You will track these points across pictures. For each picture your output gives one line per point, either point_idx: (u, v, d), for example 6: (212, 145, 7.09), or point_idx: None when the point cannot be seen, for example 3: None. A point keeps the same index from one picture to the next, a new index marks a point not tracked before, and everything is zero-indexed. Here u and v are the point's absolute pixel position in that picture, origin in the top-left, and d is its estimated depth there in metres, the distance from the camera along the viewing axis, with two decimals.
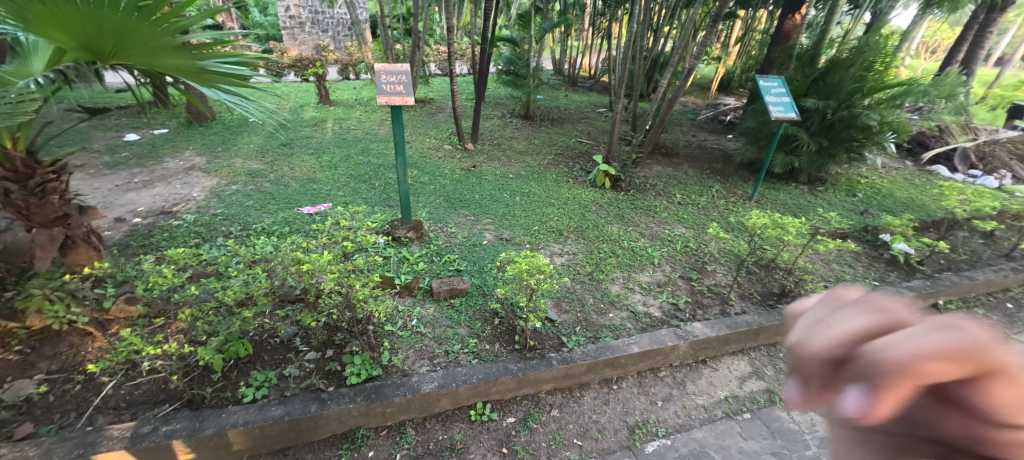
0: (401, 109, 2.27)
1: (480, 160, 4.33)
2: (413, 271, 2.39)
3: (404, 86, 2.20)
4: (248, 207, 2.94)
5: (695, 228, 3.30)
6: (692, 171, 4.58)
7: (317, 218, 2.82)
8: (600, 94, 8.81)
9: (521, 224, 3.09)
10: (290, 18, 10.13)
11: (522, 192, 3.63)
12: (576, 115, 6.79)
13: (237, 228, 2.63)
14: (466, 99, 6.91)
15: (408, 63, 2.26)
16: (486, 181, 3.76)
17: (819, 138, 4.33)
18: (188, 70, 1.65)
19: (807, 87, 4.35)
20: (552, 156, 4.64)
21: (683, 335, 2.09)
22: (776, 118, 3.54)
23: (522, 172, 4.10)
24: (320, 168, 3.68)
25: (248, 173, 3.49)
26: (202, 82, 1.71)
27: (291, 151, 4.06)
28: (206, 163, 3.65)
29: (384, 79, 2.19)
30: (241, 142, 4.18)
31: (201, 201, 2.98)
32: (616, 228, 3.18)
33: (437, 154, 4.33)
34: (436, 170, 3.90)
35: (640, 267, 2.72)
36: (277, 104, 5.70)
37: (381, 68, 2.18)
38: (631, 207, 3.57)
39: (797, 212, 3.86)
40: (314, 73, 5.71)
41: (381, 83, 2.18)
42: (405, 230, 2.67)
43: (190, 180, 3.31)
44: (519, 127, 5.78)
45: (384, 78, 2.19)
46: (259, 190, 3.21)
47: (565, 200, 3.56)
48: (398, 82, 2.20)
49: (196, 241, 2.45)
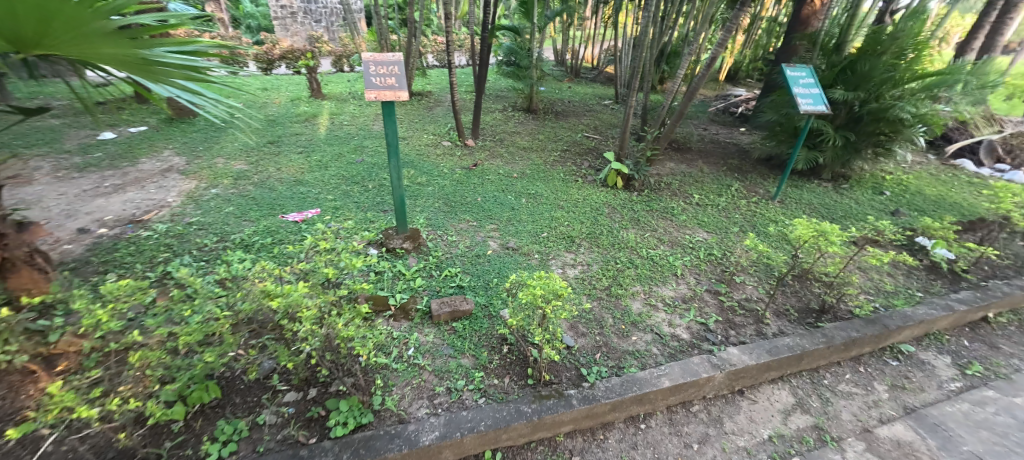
0: (394, 104, 1.98)
1: (482, 157, 4.04)
2: (409, 289, 2.12)
3: (398, 76, 1.91)
4: (227, 213, 2.67)
5: (717, 233, 3.03)
6: (708, 168, 4.30)
7: (303, 227, 2.55)
8: (604, 86, 8.48)
9: (528, 230, 2.81)
10: (281, 8, 9.74)
11: (528, 194, 3.34)
12: (581, 107, 6.47)
13: (214, 239, 2.36)
14: (465, 92, 6.59)
15: (401, 52, 1.97)
16: (488, 182, 3.47)
17: (846, 132, 4.04)
18: (131, 61, 1.37)
19: (833, 77, 4.04)
20: (558, 153, 4.35)
21: (719, 364, 1.83)
22: (806, 111, 3.25)
23: (527, 171, 3.81)
24: (308, 168, 3.40)
25: (229, 174, 3.20)
26: (147, 74, 1.45)
27: (278, 149, 3.77)
28: (185, 164, 3.36)
29: (374, 71, 1.89)
30: (224, 140, 3.88)
31: (176, 208, 2.70)
32: (633, 233, 2.91)
33: (435, 151, 4.04)
34: (435, 169, 3.61)
35: (662, 280, 2.45)
36: (265, 98, 5.39)
37: (372, 57, 1.90)
38: (647, 209, 3.29)
39: (825, 213, 3.58)
40: (304, 65, 5.39)
41: (370, 75, 1.89)
42: (401, 240, 2.39)
43: (165, 182, 3.01)
44: (522, 121, 5.47)
45: (374, 70, 1.89)
46: (241, 194, 2.93)
47: (575, 202, 3.28)
48: (391, 72, 1.90)
49: (166, 255, 2.18)
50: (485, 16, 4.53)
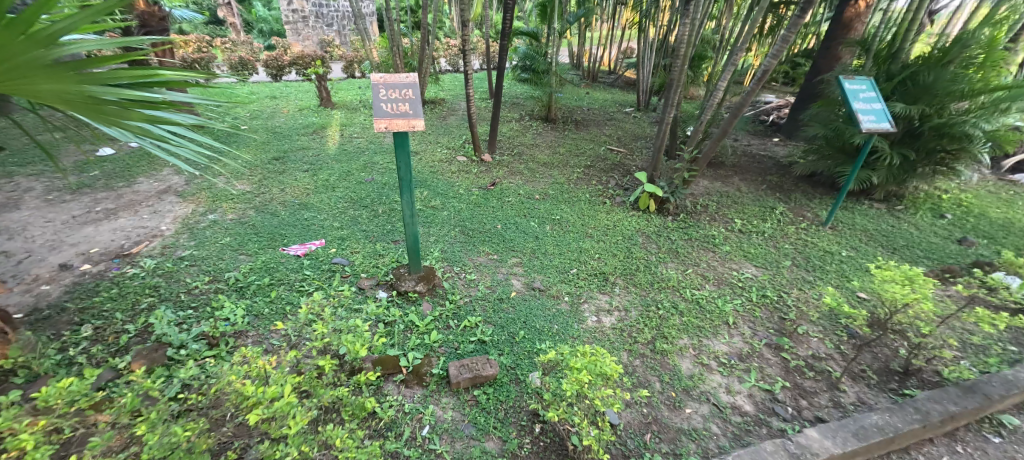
0: (407, 133, 1.69)
1: (499, 175, 3.75)
2: (423, 346, 1.82)
3: (413, 98, 1.63)
4: (223, 246, 2.41)
5: (767, 269, 2.69)
6: (746, 188, 3.95)
7: (306, 263, 2.29)
8: (624, 91, 8.13)
9: (555, 265, 2.51)
10: (292, 12, 9.55)
11: (553, 219, 3.03)
12: (602, 116, 6.15)
13: (205, 278, 2.10)
14: (480, 99, 6.31)
15: (415, 72, 1.69)
16: (509, 205, 3.16)
17: (903, 151, 3.66)
18: (75, 100, 1.06)
19: (889, 90, 3.66)
20: (582, 169, 4.03)
21: (798, 454, 1.49)
22: (867, 129, 2.90)
23: (550, 191, 3.50)
24: (314, 189, 3.15)
25: (229, 196, 2.96)
26: (96, 116, 1.13)
27: (283, 166, 3.52)
28: (183, 184, 3.13)
29: (385, 94, 1.61)
30: (228, 155, 3.66)
31: (169, 239, 2.46)
32: (672, 269, 2.58)
33: (450, 168, 3.76)
34: (450, 190, 3.32)
35: (713, 331, 2.12)
36: (274, 108, 5.17)
37: (382, 78, 1.62)
38: (685, 238, 2.96)
39: (885, 241, 3.19)
40: (314, 73, 5.16)
41: (381, 100, 1.60)
42: (414, 282, 2.11)
43: (160, 206, 2.78)
44: (540, 132, 5.15)
45: (384, 93, 1.61)
46: (241, 221, 2.68)
47: (604, 229, 2.97)
48: (405, 94, 1.63)
49: (150, 302, 1.93)
50: (504, 23, 4.22)
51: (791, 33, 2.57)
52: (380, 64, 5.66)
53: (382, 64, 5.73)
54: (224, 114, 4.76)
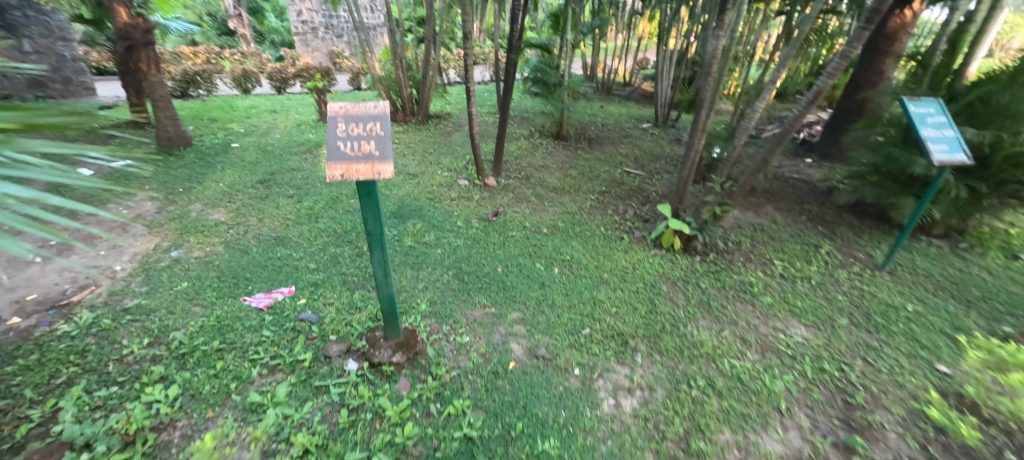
0: (378, 180, 1.35)
1: (504, 202, 3.38)
2: (393, 445, 1.43)
3: (383, 135, 1.26)
4: (177, 293, 2.08)
5: (820, 331, 2.23)
6: (783, 220, 3.50)
7: (269, 318, 1.94)
8: (641, 105, 7.72)
9: (564, 324, 2.10)
10: (302, 23, 9.42)
11: (563, 260, 2.63)
12: (617, 133, 5.75)
13: (144, 341, 1.76)
14: (488, 114, 5.99)
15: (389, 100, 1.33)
16: (513, 241, 2.78)
17: (971, 182, 3.11)
18: None
19: (953, 112, 3.17)
20: (596, 196, 3.63)
21: None
22: (940, 161, 2.43)
23: (560, 223, 3.10)
24: (296, 219, 2.82)
25: (199, 227, 2.64)
26: None
27: (266, 191, 3.21)
28: (154, 211, 2.83)
29: (346, 131, 1.25)
30: (210, 177, 3.37)
31: (119, 283, 2.14)
32: (704, 329, 2.15)
33: (449, 194, 3.41)
34: (447, 221, 2.95)
35: (762, 420, 1.67)
36: (270, 123, 4.93)
37: (345, 109, 1.27)
38: (717, 286, 2.53)
39: (956, 291, 2.70)
40: (313, 87, 4.91)
41: (340, 138, 1.23)
42: (390, 352, 1.74)
43: (121, 239, 2.48)
44: (551, 151, 4.77)
45: (345, 129, 1.25)
46: (205, 260, 2.35)
47: (622, 273, 2.56)
48: (372, 129, 1.26)
49: (70, 374, 1.59)
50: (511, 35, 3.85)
51: (853, 48, 2.08)
52: (383, 77, 5.38)
53: (385, 78, 5.45)
54: (217, 129, 4.51)
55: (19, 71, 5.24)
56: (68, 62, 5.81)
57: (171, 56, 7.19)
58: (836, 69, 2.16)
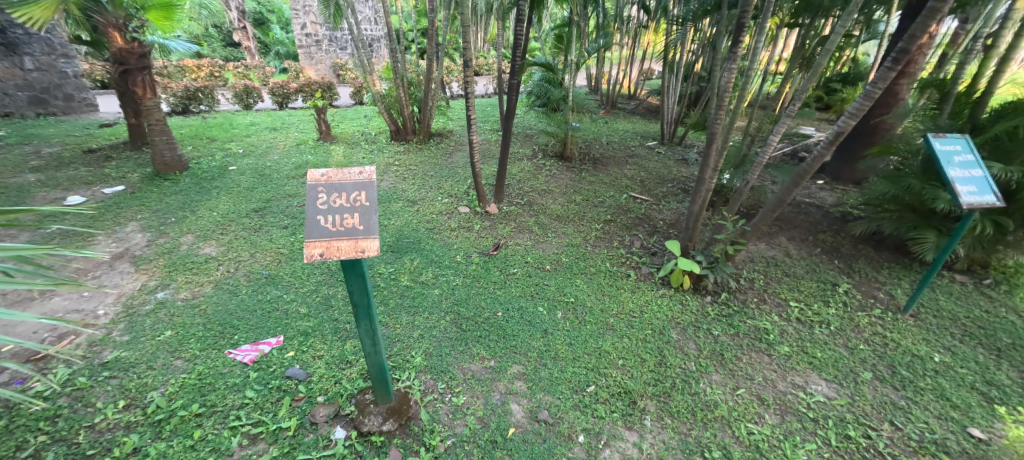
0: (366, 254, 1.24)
1: (506, 233, 3.26)
2: None
3: (368, 206, 1.14)
4: (159, 344, 1.95)
5: (842, 388, 2.09)
6: (796, 253, 3.37)
7: (254, 375, 1.82)
8: (646, 120, 7.61)
9: (568, 380, 1.97)
10: (307, 36, 9.40)
11: (567, 302, 2.50)
12: (622, 152, 5.63)
13: (118, 404, 1.64)
14: (491, 131, 5.90)
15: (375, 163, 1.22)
16: (514, 279, 2.65)
17: (997, 217, 2.94)
18: None
19: (976, 143, 3.02)
20: (600, 225, 3.50)
21: None
22: (968, 203, 2.29)
23: (565, 257, 2.98)
24: (289, 254, 2.71)
25: (189, 264, 2.53)
26: None
27: (261, 220, 3.11)
28: (144, 245, 2.72)
29: (327, 202, 1.13)
30: (204, 204, 3.28)
31: (100, 331, 2.01)
32: (718, 386, 2.01)
33: (449, 224, 3.30)
34: (445, 256, 2.84)
35: None
36: (270, 142, 4.86)
37: (327, 177, 1.16)
38: (730, 332, 2.40)
39: (985, 338, 2.54)
40: (313, 106, 4.83)
41: (321, 209, 1.12)
42: (380, 419, 1.62)
43: (107, 278, 2.37)
44: (555, 173, 4.66)
45: (327, 200, 1.13)
46: (192, 302, 2.24)
47: (629, 318, 2.42)
48: (356, 199, 1.15)
49: (35, 447, 1.46)
50: (514, 53, 3.60)
51: (877, 89, 1.93)
52: (385, 96, 5.30)
53: (386, 96, 5.37)
54: (215, 150, 4.44)
55: (20, 89, 5.40)
56: (70, 79, 5.79)
57: (175, 69, 7.18)
58: (859, 109, 2.01)
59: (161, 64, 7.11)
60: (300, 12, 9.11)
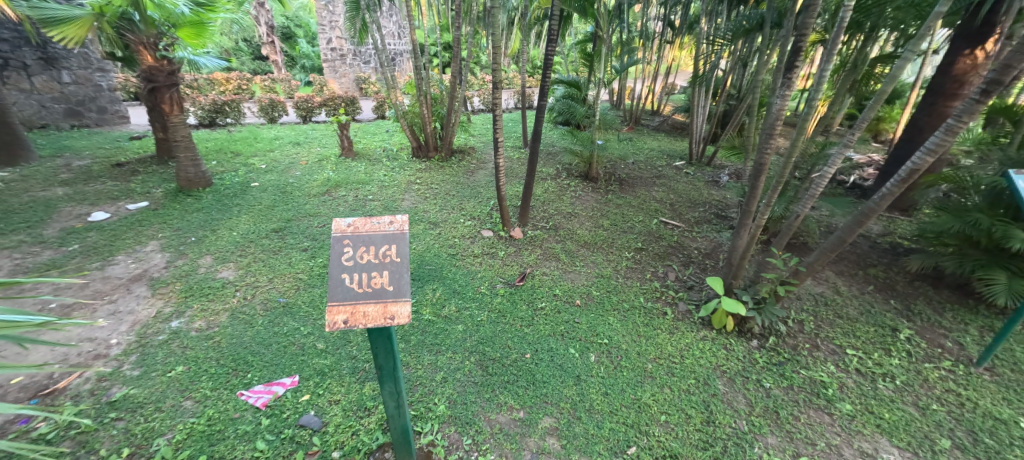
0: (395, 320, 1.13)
1: (532, 260, 3.10)
2: None
3: (401, 262, 1.00)
4: (170, 381, 1.84)
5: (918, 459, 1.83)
6: (846, 291, 3.11)
7: (265, 423, 1.67)
8: (671, 138, 7.41)
9: (606, 440, 1.76)
10: (331, 50, 9.48)
11: (601, 343, 2.30)
12: (649, 172, 5.43)
13: (121, 453, 1.52)
14: (513, 148, 5.79)
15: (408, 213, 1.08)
16: (542, 315, 2.48)
17: None
18: None
19: None
20: (631, 254, 3.31)
21: None
22: None
23: (595, 290, 2.79)
24: (308, 281, 2.60)
25: (206, 290, 2.44)
26: None
27: (281, 242, 3.03)
28: (163, 267, 2.65)
29: (354, 256, 0.99)
30: (226, 223, 3.22)
31: (110, 364, 1.91)
32: (777, 453, 1.77)
33: (472, 249, 3.16)
34: (469, 286, 2.69)
35: None
36: (292, 158, 4.84)
37: (355, 225, 1.03)
38: (783, 385, 2.16)
39: None
40: (337, 122, 4.81)
41: (346, 265, 0.98)
42: None
43: (123, 304, 2.29)
44: (581, 194, 4.51)
45: (353, 254, 1.00)
46: (206, 333, 2.13)
47: (669, 363, 2.22)
48: (387, 253, 1.01)
49: None
50: (543, 71, 3.46)
51: (964, 123, 1.71)
52: (407, 112, 5.25)
53: (409, 113, 5.32)
54: (239, 165, 4.43)
55: (57, 101, 5.54)
56: (104, 92, 5.96)
57: (205, 82, 7.34)
58: (939, 145, 1.78)
59: (191, 76, 7.28)
60: (326, 27, 9.27)
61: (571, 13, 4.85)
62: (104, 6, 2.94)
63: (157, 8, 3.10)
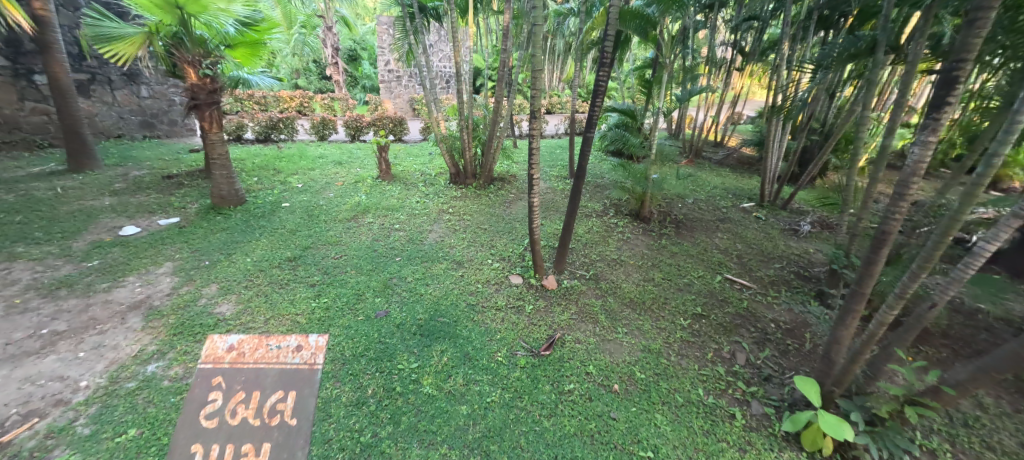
0: None
1: (564, 320, 2.59)
2: None
3: (297, 394, 1.51)
4: (114, 449, 1.54)
5: None
6: (995, 407, 2.25)
7: None
8: (738, 174, 6.59)
9: None
10: (388, 72, 9.88)
11: (644, 457, 1.72)
12: (712, 215, 4.73)
13: None
14: (557, 178, 5.36)
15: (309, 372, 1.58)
16: (568, 404, 1.96)
17: None
18: None
19: None
20: (688, 322, 2.69)
21: None
22: None
23: (640, 371, 2.21)
24: (305, 325, 2.31)
25: (196, 327, 2.21)
26: None
27: (292, 273, 2.80)
28: (166, 294, 2.49)
29: (231, 383, 1.50)
30: (244, 247, 3.07)
31: (66, 416, 1.68)
32: None
33: (495, 300, 2.73)
34: (483, 350, 2.25)
35: None
36: (330, 178, 4.77)
37: (239, 343, 1.59)
38: None
39: None
40: (376, 144, 4.70)
41: (217, 390, 1.49)
42: None
43: (110, 338, 2.11)
44: (629, 237, 3.95)
45: (235, 380, 1.51)
46: (178, 385, 1.86)
47: None
48: (282, 381, 1.54)
49: None
50: (592, 99, 3.02)
51: None
52: (448, 136, 5.04)
53: (449, 137, 5.12)
54: (277, 183, 4.41)
55: (134, 113, 6.04)
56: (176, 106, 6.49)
57: (271, 99, 7.80)
58: None
59: (260, 93, 7.78)
60: (385, 50, 9.60)
61: (629, 37, 4.41)
62: (159, 25, 3.03)
63: (205, 27, 3.15)
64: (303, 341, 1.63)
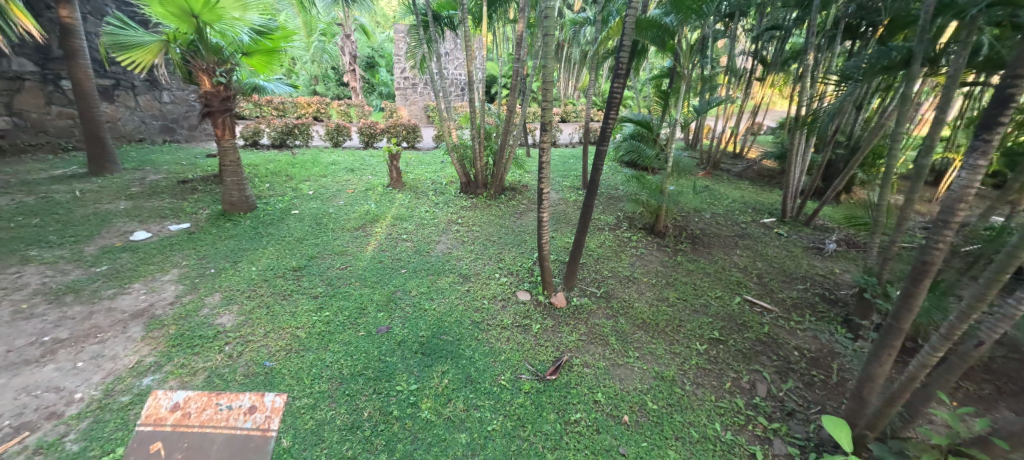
0: None
1: (572, 341, 2.47)
2: None
3: None
4: None
5: None
6: None
7: None
8: (758, 187, 6.37)
9: None
10: (404, 80, 9.98)
11: None
12: (730, 230, 4.55)
13: None
14: (569, 189, 5.25)
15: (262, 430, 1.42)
16: (573, 435, 1.83)
17: None
18: None
19: None
20: (704, 348, 2.53)
21: None
22: None
23: (652, 401, 2.08)
24: (304, 340, 2.24)
25: (195, 339, 2.17)
26: None
27: (295, 284, 2.76)
28: (169, 302, 2.47)
29: (172, 448, 1.33)
30: (250, 255, 3.05)
31: (57, 430, 1.64)
32: None
33: (501, 317, 2.63)
34: (486, 372, 2.15)
35: None
36: (341, 185, 4.77)
37: (185, 402, 1.44)
38: None
39: None
40: (388, 152, 4.68)
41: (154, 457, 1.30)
42: None
43: (110, 347, 2.08)
44: (642, 253, 3.81)
45: (177, 445, 1.34)
46: None
47: None
48: (229, 450, 1.35)
49: None
50: (606, 111, 2.92)
51: None
52: (460, 145, 5.00)
53: (461, 146, 5.08)
54: (288, 190, 4.42)
55: (155, 118, 6.22)
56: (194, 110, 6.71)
57: (289, 105, 7.93)
58: None
59: (278, 100, 7.92)
60: (401, 58, 9.70)
61: (645, 47, 4.31)
62: (177, 34, 3.07)
63: (221, 35, 3.18)
64: (258, 401, 1.48)
